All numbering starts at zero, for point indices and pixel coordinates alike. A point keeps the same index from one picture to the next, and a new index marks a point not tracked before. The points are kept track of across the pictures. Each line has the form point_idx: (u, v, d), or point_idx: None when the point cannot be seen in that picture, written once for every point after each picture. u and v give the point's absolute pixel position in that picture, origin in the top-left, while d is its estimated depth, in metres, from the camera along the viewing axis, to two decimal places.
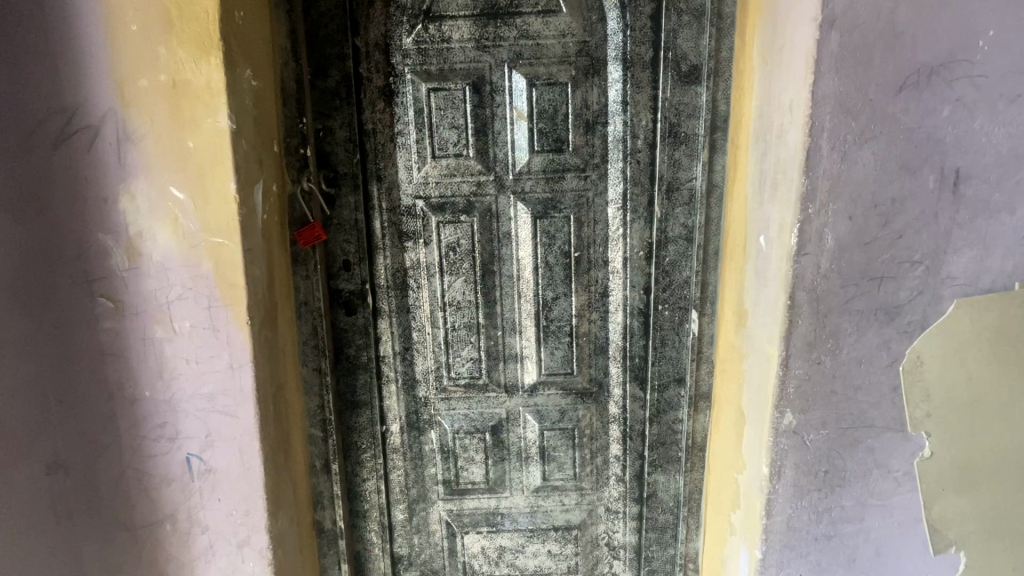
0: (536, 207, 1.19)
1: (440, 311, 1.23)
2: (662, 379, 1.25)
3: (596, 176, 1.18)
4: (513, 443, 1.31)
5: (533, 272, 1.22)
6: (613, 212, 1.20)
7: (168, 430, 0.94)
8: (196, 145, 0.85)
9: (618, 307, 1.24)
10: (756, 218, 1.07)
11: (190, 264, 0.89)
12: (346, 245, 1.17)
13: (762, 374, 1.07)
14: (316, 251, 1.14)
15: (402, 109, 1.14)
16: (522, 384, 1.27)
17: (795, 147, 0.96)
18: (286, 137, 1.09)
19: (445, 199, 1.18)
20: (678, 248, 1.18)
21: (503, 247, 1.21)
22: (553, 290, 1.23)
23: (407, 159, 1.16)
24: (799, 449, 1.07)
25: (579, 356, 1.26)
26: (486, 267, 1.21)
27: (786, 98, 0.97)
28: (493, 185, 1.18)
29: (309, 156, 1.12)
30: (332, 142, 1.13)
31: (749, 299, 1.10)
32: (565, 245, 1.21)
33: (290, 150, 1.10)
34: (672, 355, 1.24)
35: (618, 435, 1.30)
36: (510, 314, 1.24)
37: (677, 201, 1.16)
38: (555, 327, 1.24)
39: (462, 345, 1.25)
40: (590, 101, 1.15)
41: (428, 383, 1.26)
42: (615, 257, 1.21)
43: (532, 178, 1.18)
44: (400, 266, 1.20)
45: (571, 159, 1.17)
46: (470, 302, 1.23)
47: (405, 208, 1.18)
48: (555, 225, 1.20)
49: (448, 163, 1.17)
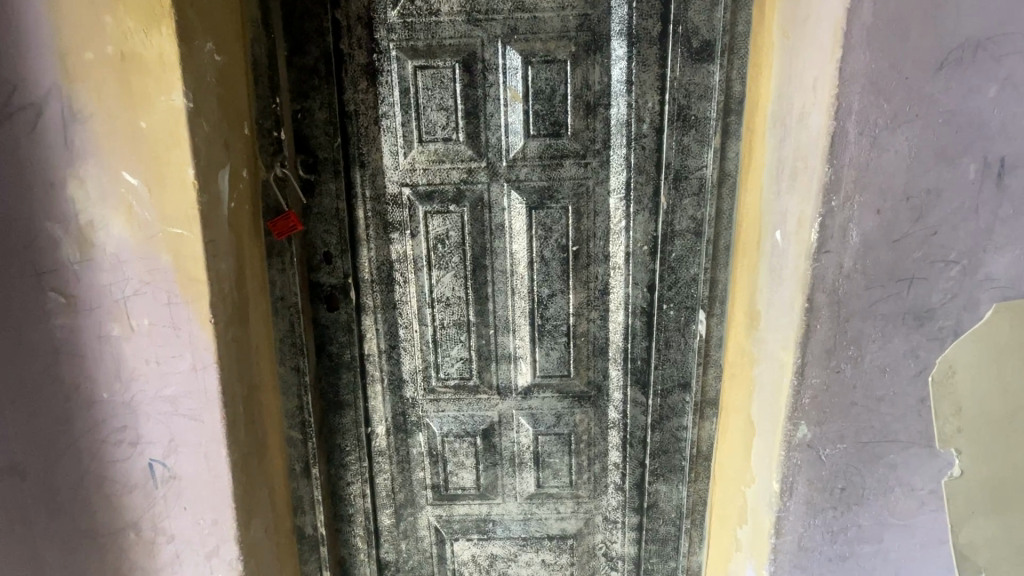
0: (531, 196, 1.09)
1: (428, 308, 1.15)
2: (666, 384, 1.16)
3: (596, 163, 1.08)
4: (505, 448, 1.23)
5: (527, 267, 1.12)
6: (615, 203, 1.10)
7: (128, 433, 0.87)
8: (149, 126, 0.78)
9: (619, 306, 1.14)
10: (774, 210, 0.97)
11: (147, 258, 0.81)
12: (327, 235, 1.09)
13: (775, 383, 0.99)
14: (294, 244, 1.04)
15: (387, 89, 1.05)
16: (515, 386, 1.19)
17: (819, 130, 0.85)
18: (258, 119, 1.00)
19: (433, 187, 1.09)
20: (686, 243, 1.08)
21: (496, 240, 1.12)
22: (549, 286, 1.13)
23: (392, 143, 1.07)
24: (813, 465, 0.98)
25: (577, 358, 1.17)
26: (478, 261, 1.12)
27: (810, 76, 0.87)
28: (485, 171, 1.09)
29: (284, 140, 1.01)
30: (313, 125, 1.05)
31: (763, 300, 1.01)
32: (563, 238, 1.11)
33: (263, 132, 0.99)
34: (677, 358, 1.14)
35: (617, 441, 1.22)
36: (503, 312, 1.15)
37: (685, 191, 1.06)
38: (550, 326, 1.15)
39: (451, 344, 1.17)
40: (591, 80, 1.05)
41: (415, 383, 1.19)
42: (616, 253, 1.12)
43: (528, 164, 1.08)
44: (385, 259, 1.12)
45: (570, 144, 1.07)
46: (460, 298, 1.14)
47: (390, 197, 1.10)
48: (552, 215, 1.10)
49: (436, 148, 1.08)
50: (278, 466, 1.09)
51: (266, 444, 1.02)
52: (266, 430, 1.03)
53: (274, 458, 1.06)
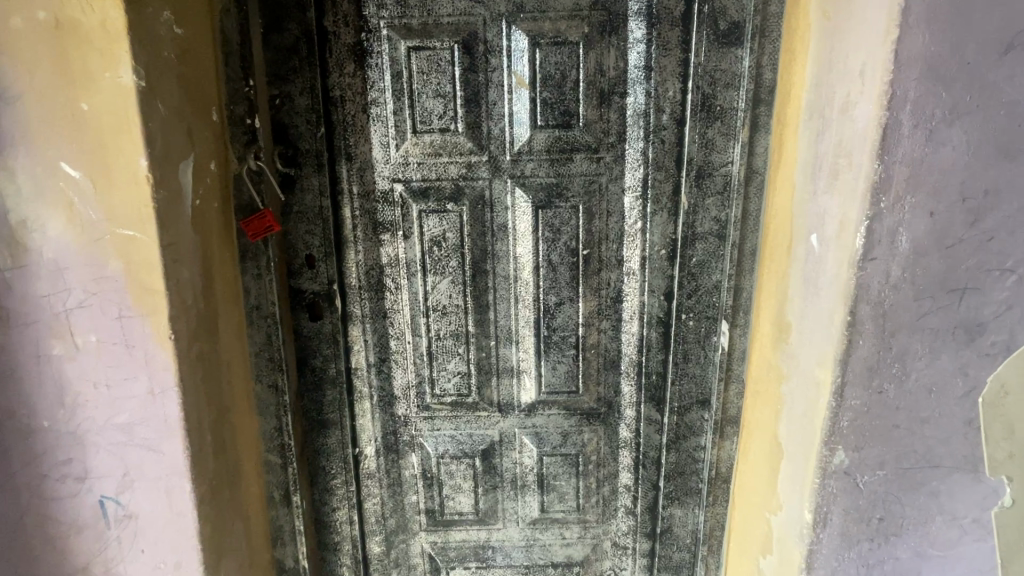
0: (538, 194, 0.99)
1: (423, 317, 1.04)
2: (684, 401, 1.06)
3: (610, 158, 0.98)
4: (507, 469, 1.12)
5: (533, 273, 1.02)
6: (630, 202, 0.99)
7: (75, 467, 0.75)
8: (92, 108, 0.67)
9: (633, 315, 1.04)
10: (809, 212, 0.87)
11: (92, 264, 0.70)
12: (309, 237, 0.98)
13: (809, 404, 0.89)
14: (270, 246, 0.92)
15: (377, 73, 0.93)
16: (519, 403, 1.09)
17: (867, 122, 0.76)
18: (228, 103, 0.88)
19: (429, 183, 0.98)
20: (707, 248, 0.99)
21: (498, 242, 1.01)
22: (556, 294, 1.02)
23: (383, 134, 0.96)
24: (849, 493, 0.89)
25: (586, 372, 1.07)
26: (478, 266, 1.02)
27: (856, 62, 0.77)
28: (486, 166, 0.98)
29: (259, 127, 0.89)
30: (292, 112, 0.93)
31: (795, 311, 0.92)
32: (572, 241, 1.00)
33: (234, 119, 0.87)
34: (696, 373, 1.05)
35: (628, 462, 1.12)
36: (505, 322, 1.05)
37: (709, 189, 0.96)
38: (557, 337, 1.05)
39: (448, 357, 1.06)
40: (606, 66, 0.94)
41: (408, 400, 1.08)
42: (631, 257, 1.01)
43: (534, 159, 0.97)
44: (375, 263, 1.01)
45: (581, 136, 0.96)
46: (458, 306, 1.03)
47: (381, 193, 0.98)
48: (561, 216, 0.99)
49: (432, 140, 0.96)
50: (256, 495, 0.98)
51: (240, 473, 0.91)
52: (240, 456, 0.91)
53: (250, 487, 0.95)
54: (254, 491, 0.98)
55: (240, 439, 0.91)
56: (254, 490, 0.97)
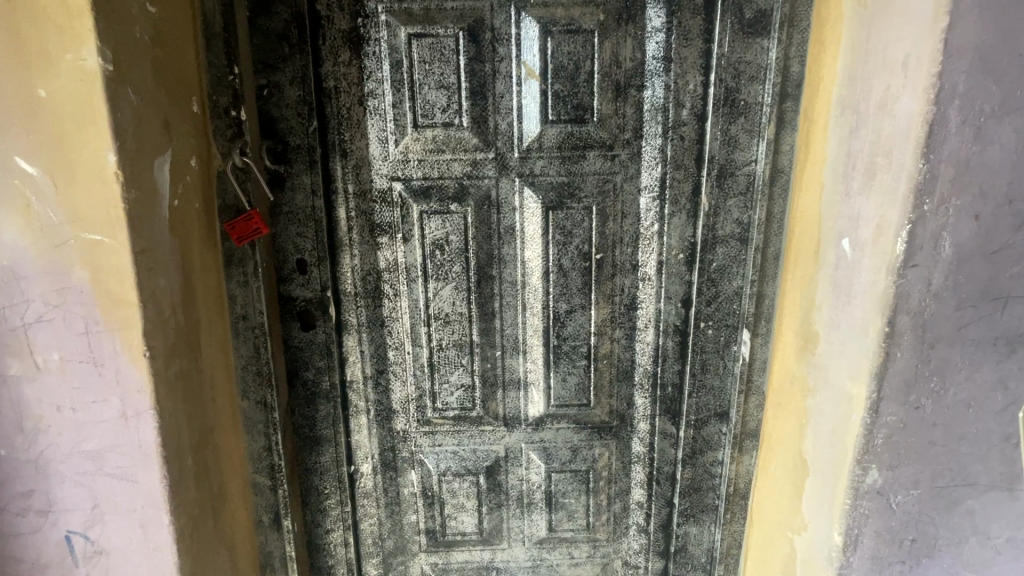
0: (548, 194, 0.92)
1: (424, 326, 0.97)
2: (702, 414, 1.00)
3: (626, 155, 0.91)
4: (512, 486, 1.06)
5: (542, 278, 0.95)
6: (647, 203, 0.93)
7: (37, 499, 0.67)
8: (51, 96, 0.60)
9: (648, 324, 0.98)
10: (839, 215, 0.82)
11: (54, 272, 0.63)
12: (301, 240, 0.90)
13: (838, 420, 0.83)
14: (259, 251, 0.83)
15: (374, 62, 0.86)
16: (526, 416, 1.02)
17: (910, 118, 0.70)
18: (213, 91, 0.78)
19: (430, 181, 0.91)
20: (728, 252, 0.93)
21: (505, 246, 0.94)
22: (567, 301, 0.96)
23: (380, 129, 0.89)
24: (882, 514, 0.83)
25: (598, 384, 1.00)
26: (483, 272, 0.95)
27: (898, 52, 0.71)
28: (493, 164, 0.91)
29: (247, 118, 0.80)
30: (282, 104, 0.85)
31: (823, 320, 0.86)
32: (584, 244, 0.94)
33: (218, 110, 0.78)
34: (714, 384, 0.99)
35: (641, 478, 1.06)
36: (511, 331, 0.98)
37: (731, 190, 0.90)
38: (568, 347, 0.98)
39: (451, 368, 0.99)
40: (622, 56, 0.87)
41: (407, 414, 1.01)
42: (647, 262, 0.95)
43: (544, 156, 0.91)
44: (372, 268, 0.94)
45: (595, 132, 0.90)
46: (462, 314, 0.96)
47: (378, 193, 0.91)
48: (572, 218, 0.93)
49: (435, 135, 0.89)
50: (243, 520, 0.90)
51: (225, 498, 0.83)
52: (225, 480, 0.83)
53: (236, 512, 0.87)
54: (242, 515, 0.90)
55: (225, 462, 0.83)
56: (241, 514, 0.90)
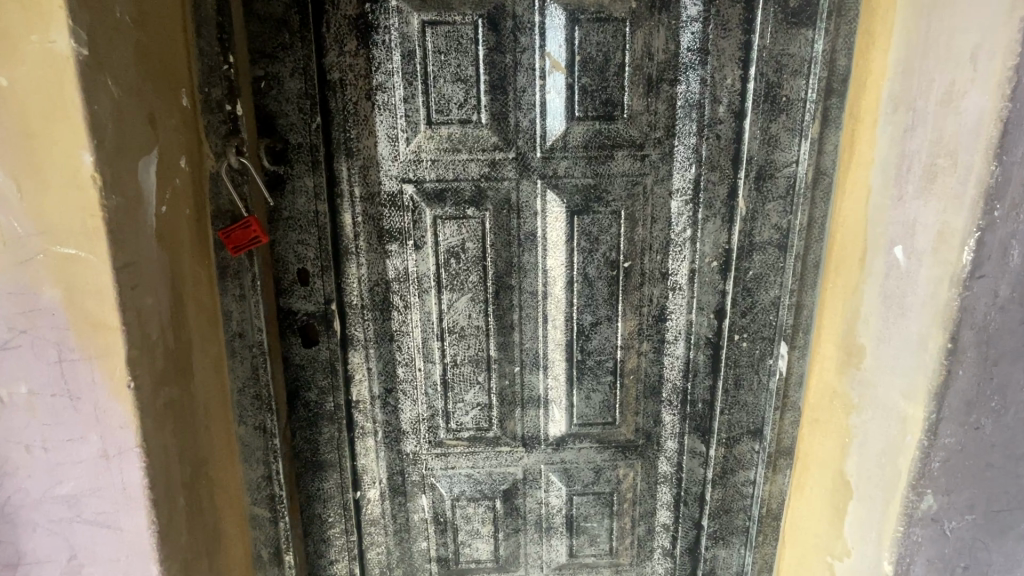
0: (572, 197, 0.85)
1: (437, 341, 0.89)
2: (734, 431, 0.94)
3: (657, 156, 0.84)
4: (531, 510, 0.99)
5: (566, 288, 0.88)
6: (678, 207, 0.86)
7: (6, 551, 0.60)
8: (15, 89, 0.51)
9: (678, 336, 0.91)
10: (890, 220, 0.76)
11: (21, 293, 0.54)
12: (303, 248, 0.82)
13: (888, 441, 0.77)
14: (255, 261, 0.74)
15: (384, 52, 0.78)
16: (546, 436, 0.95)
17: (980, 116, 0.63)
18: (205, 80, 0.69)
19: (444, 183, 0.83)
20: (765, 259, 0.86)
21: (525, 254, 0.87)
22: (592, 313, 0.89)
23: (390, 126, 0.81)
24: (934, 542, 0.77)
25: (624, 401, 0.93)
26: (501, 282, 0.87)
27: (965, 44, 0.65)
28: (513, 164, 0.83)
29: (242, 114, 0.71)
30: (281, 97, 0.77)
31: (869, 333, 0.80)
32: (612, 252, 0.87)
33: (210, 104, 0.69)
34: (748, 400, 0.93)
35: (668, 499, 0.99)
36: (531, 345, 0.91)
37: (770, 193, 0.84)
38: (592, 362, 0.91)
39: (466, 386, 0.91)
40: (654, 48, 0.80)
41: (418, 435, 0.94)
42: (678, 270, 0.88)
43: (569, 157, 0.83)
44: (380, 278, 0.86)
45: (625, 130, 0.83)
46: (478, 328, 0.89)
47: (387, 196, 0.83)
48: (599, 223, 0.86)
49: (451, 133, 0.81)
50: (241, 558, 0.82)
51: (221, 539, 0.74)
52: (220, 519, 0.74)
53: (232, 553, 0.78)
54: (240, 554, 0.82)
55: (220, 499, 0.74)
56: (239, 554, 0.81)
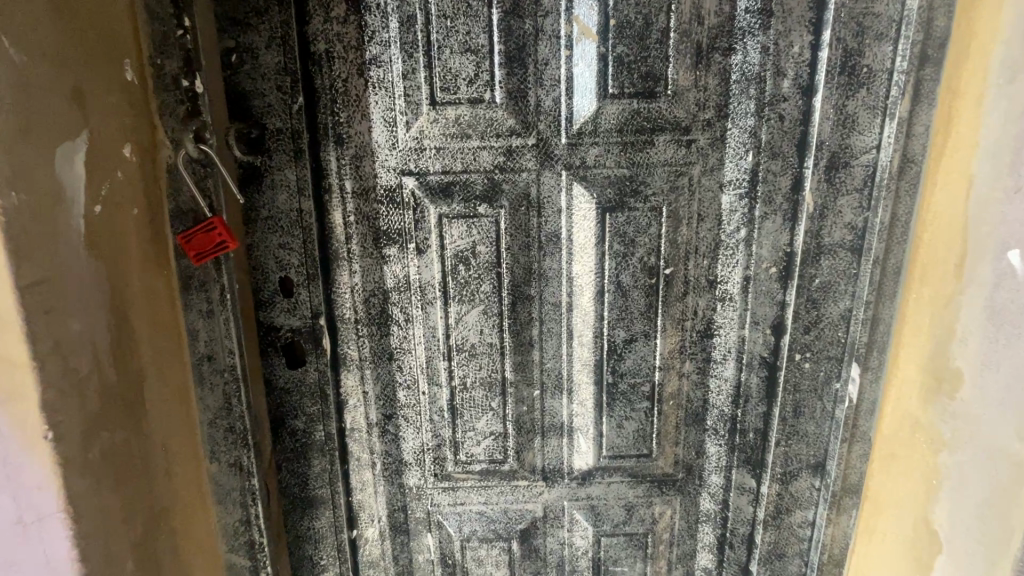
0: (604, 192, 0.71)
1: (443, 360, 0.76)
2: (791, 466, 0.80)
3: (706, 141, 0.70)
4: (552, 552, 0.86)
5: (595, 299, 0.74)
6: (731, 202, 0.72)
7: None
8: None
9: (727, 355, 0.77)
10: (1000, 218, 0.61)
11: None
12: (285, 252, 0.70)
13: (993, 488, 0.64)
14: (223, 270, 0.62)
15: (378, 17, 0.65)
16: (570, 469, 0.82)
17: None
18: (157, 50, 0.56)
19: (451, 175, 0.70)
20: (835, 265, 0.72)
21: (547, 258, 0.73)
22: (626, 328, 0.75)
23: (386, 107, 0.68)
24: None
25: (661, 430, 0.80)
26: (519, 292, 0.74)
27: None
28: (533, 152, 0.70)
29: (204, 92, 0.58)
30: (256, 73, 0.64)
31: (968, 356, 0.65)
32: (650, 256, 0.73)
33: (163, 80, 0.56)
34: (809, 430, 0.79)
35: (711, 541, 0.86)
36: (553, 365, 0.77)
37: (843, 185, 0.69)
38: (625, 385, 0.78)
39: (477, 413, 0.78)
40: (705, 9, 0.66)
41: (422, 468, 0.81)
42: (728, 278, 0.74)
43: (601, 143, 0.70)
44: (377, 287, 0.73)
45: (667, 111, 0.69)
46: (491, 345, 0.76)
47: (384, 191, 0.70)
48: (635, 222, 0.72)
49: (459, 115, 0.68)
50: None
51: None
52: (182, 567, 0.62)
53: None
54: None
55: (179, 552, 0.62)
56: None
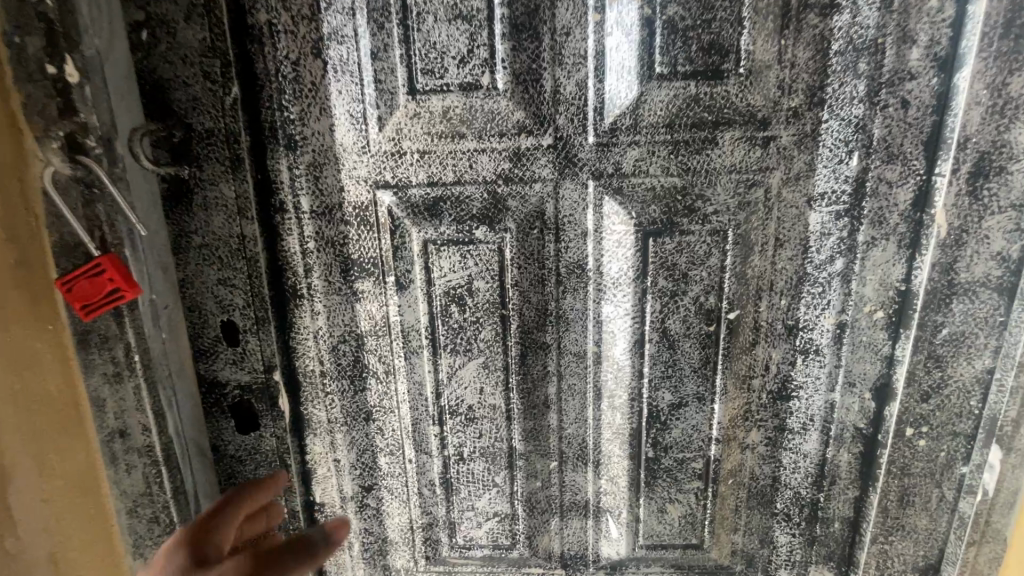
0: (646, 209, 0.52)
1: (434, 425, 0.59)
2: (894, 569, 0.60)
3: (790, 138, 0.50)
4: None
5: (632, 350, 0.56)
6: (824, 222, 0.52)
7: None
8: None
9: (808, 424, 0.58)
10: None
11: None
12: (227, 291, 0.54)
13: None
14: (126, 320, 0.48)
15: None
16: (597, 558, 0.64)
17: None
18: (13, 26, 0.42)
19: (440, 188, 0.53)
20: (973, 311, 0.52)
21: (568, 296, 0.55)
22: (672, 388, 0.57)
23: (352, 98, 0.51)
24: None
25: (716, 516, 0.61)
26: (530, 340, 0.56)
27: None
28: (549, 157, 0.52)
29: (82, 81, 0.44)
30: (174, 56, 0.48)
31: None
32: (708, 295, 0.54)
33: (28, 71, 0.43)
34: (920, 525, 0.59)
35: None
36: (576, 431, 0.60)
37: (994, 199, 0.49)
38: (670, 459, 0.59)
39: (478, 488, 0.61)
40: None
41: (410, 551, 0.65)
42: (815, 324, 0.55)
43: (643, 143, 0.51)
44: (347, 332, 0.57)
45: (738, 97, 0.49)
46: (495, 407, 0.58)
47: (353, 209, 0.53)
48: (690, 249, 0.53)
49: (448, 107, 0.50)
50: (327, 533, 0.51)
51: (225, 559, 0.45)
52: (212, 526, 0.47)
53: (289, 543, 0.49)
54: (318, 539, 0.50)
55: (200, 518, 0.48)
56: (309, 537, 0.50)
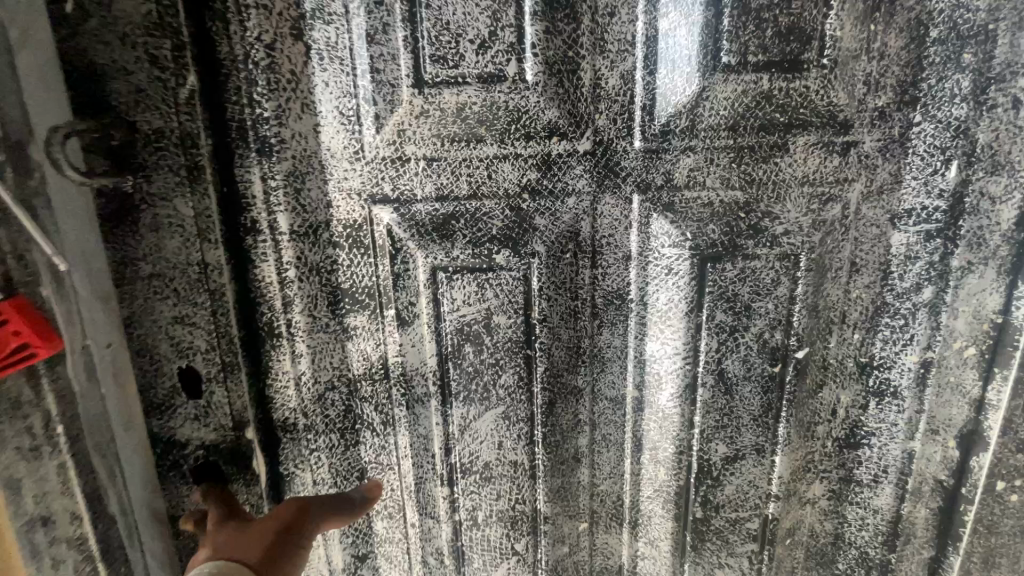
0: (702, 229, 0.43)
1: (441, 485, 0.49)
2: None
3: (877, 145, 0.42)
4: None
5: (681, 395, 0.47)
6: (912, 245, 0.44)
7: None
8: None
9: (881, 478, 0.50)
10: None
11: None
12: (185, 331, 0.43)
13: None
14: (42, 380, 0.38)
15: None
16: None
17: None
18: None
19: (451, 203, 0.43)
20: None
21: (604, 331, 0.46)
22: (726, 439, 0.48)
23: (342, 92, 0.41)
24: None
25: None
26: (558, 384, 0.47)
27: None
28: (586, 165, 0.42)
29: None
30: (111, 35, 0.37)
31: None
32: (772, 330, 0.45)
33: None
34: None
35: None
36: (610, 488, 0.51)
37: None
38: (721, 519, 0.50)
39: (494, 557, 0.52)
40: None
41: None
42: (895, 362, 0.46)
43: (700, 150, 0.42)
44: (336, 378, 0.47)
45: (819, 93, 0.40)
46: (516, 463, 0.49)
47: (345, 227, 0.44)
48: (752, 276, 0.44)
49: (462, 103, 0.40)
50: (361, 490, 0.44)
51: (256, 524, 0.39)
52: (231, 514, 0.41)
53: (321, 495, 0.43)
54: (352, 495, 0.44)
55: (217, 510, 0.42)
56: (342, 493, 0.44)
